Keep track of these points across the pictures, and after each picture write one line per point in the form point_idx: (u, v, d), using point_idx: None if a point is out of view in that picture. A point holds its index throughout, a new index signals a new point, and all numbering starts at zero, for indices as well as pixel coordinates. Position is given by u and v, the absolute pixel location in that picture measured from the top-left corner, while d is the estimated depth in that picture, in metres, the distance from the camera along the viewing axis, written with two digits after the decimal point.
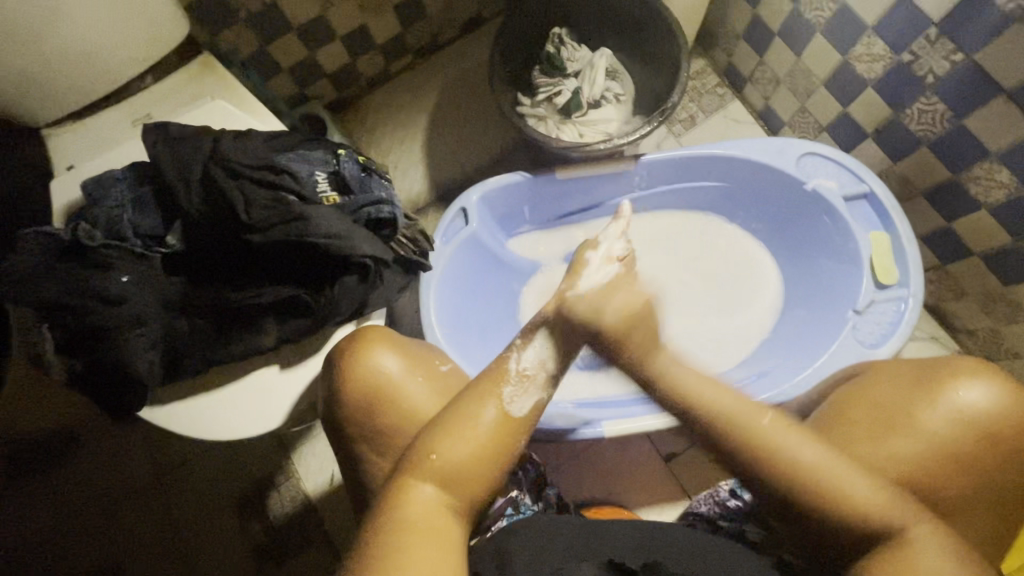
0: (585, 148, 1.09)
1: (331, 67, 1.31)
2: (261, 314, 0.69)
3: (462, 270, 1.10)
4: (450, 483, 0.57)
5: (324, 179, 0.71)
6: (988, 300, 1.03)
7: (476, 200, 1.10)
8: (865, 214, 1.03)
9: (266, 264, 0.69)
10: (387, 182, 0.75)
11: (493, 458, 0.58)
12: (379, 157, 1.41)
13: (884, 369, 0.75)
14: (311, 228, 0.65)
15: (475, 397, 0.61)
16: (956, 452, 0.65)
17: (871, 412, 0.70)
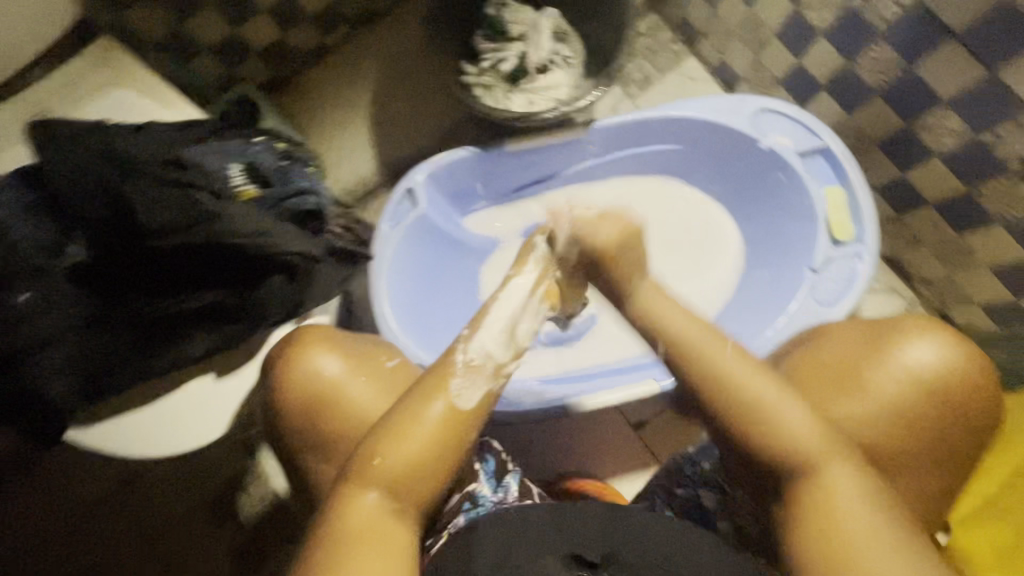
0: (533, 118, 1.06)
1: (260, 44, 1.21)
2: (185, 321, 0.67)
3: (414, 253, 1.05)
4: (397, 486, 0.55)
5: (238, 174, 0.71)
6: (943, 248, 1.03)
7: (423, 179, 1.04)
8: (821, 169, 1.01)
9: (183, 269, 0.66)
10: (309, 173, 0.77)
11: (443, 454, 0.57)
12: (321, 138, 1.32)
13: (835, 330, 0.75)
14: (227, 228, 0.64)
15: (421, 395, 0.59)
16: (906, 413, 0.65)
17: (823, 374, 0.70)
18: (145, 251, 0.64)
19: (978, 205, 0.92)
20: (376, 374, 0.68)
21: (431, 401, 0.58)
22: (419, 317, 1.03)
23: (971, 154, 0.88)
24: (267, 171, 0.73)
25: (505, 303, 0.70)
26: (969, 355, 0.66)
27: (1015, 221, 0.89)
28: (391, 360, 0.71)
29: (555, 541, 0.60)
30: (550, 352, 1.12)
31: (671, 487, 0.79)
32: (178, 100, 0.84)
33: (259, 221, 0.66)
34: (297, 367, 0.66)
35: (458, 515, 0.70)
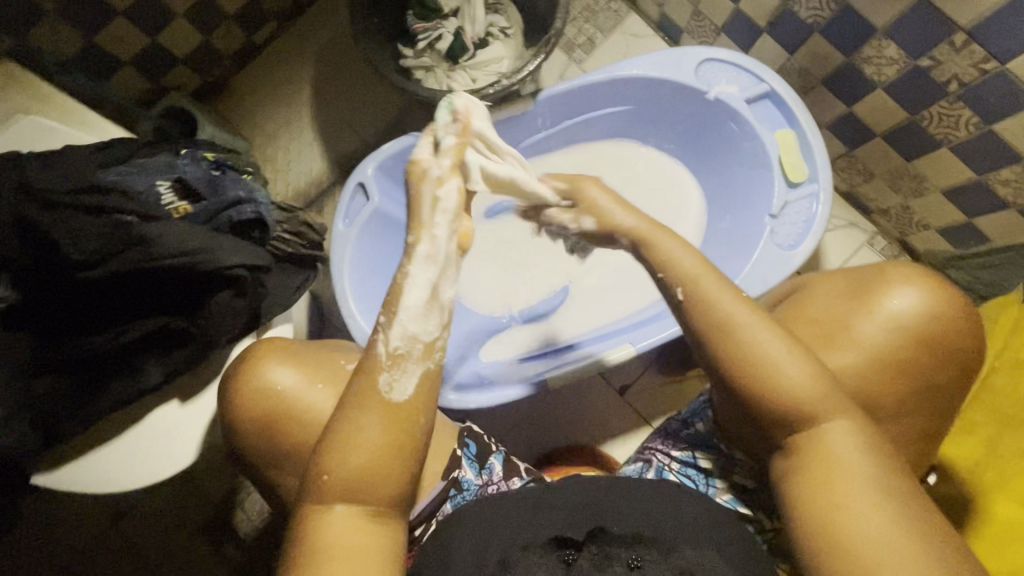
0: (475, 95, 1.01)
1: (184, 51, 1.16)
2: (137, 351, 0.66)
3: (376, 249, 1.03)
4: (355, 497, 0.56)
5: (168, 190, 0.69)
6: (895, 177, 1.05)
7: (372, 172, 1.01)
8: (769, 114, 1.00)
9: (127, 298, 0.65)
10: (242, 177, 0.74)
11: (388, 461, 0.57)
12: (267, 143, 1.29)
13: (818, 283, 0.75)
14: (160, 249, 0.62)
15: (358, 398, 0.57)
16: (894, 359, 0.66)
17: (813, 330, 0.70)
18: (83, 285, 0.63)
19: (923, 131, 0.93)
20: (334, 376, 0.68)
21: (372, 401, 0.57)
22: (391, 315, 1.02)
23: (911, 82, 0.88)
24: (199, 184, 0.70)
25: (416, 281, 0.61)
26: (949, 298, 0.67)
27: (958, 144, 0.90)
28: (350, 363, 0.71)
29: (540, 524, 0.63)
30: (526, 329, 1.12)
31: (667, 449, 0.78)
32: (98, 123, 0.80)
33: (201, 237, 0.64)
34: (251, 386, 0.66)
35: (445, 502, 0.73)
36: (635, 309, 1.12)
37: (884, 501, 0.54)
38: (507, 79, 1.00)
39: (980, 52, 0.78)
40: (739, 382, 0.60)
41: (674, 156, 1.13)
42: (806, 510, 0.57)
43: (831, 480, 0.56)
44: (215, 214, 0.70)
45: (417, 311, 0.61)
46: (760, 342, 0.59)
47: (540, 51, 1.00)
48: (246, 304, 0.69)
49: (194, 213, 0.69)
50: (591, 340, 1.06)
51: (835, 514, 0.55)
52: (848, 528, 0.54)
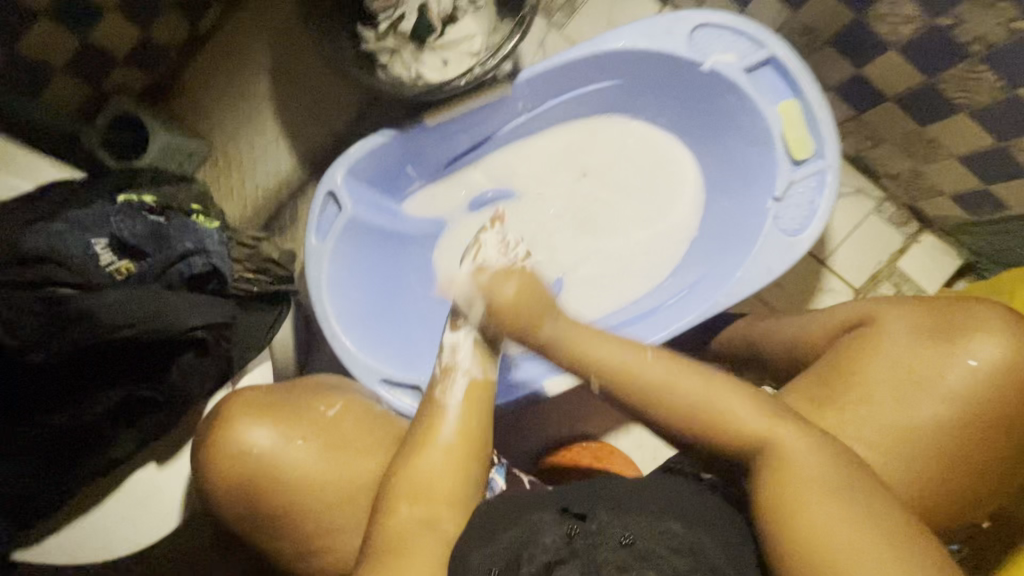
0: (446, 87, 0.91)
1: (123, 49, 1.05)
2: (103, 426, 0.63)
3: (360, 260, 0.97)
4: (423, 496, 0.66)
5: (105, 248, 0.66)
6: (906, 142, 0.97)
7: (343, 178, 0.93)
8: (771, 83, 0.91)
9: (81, 374, 0.61)
10: (189, 222, 0.70)
11: (457, 471, 0.68)
12: (232, 142, 1.21)
13: (889, 318, 0.76)
14: (111, 321, 0.59)
15: (428, 416, 0.72)
16: (976, 407, 0.68)
17: (887, 375, 0.72)
18: (28, 369, 0.58)
19: (940, 95, 0.85)
20: (313, 427, 0.70)
21: (446, 407, 0.72)
22: (380, 329, 0.97)
23: (929, 44, 0.79)
24: (138, 240, 0.67)
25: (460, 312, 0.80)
26: None
27: (979, 109, 0.82)
28: (330, 407, 0.73)
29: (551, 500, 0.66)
30: None
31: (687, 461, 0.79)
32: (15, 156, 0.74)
33: (146, 303, 0.61)
34: (227, 445, 0.66)
35: None
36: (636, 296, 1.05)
37: (847, 498, 0.58)
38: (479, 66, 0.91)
39: (1010, 10, 0.69)
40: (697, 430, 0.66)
41: (667, 130, 1.05)
42: (768, 496, 0.61)
43: (786, 469, 0.61)
44: (165, 270, 0.67)
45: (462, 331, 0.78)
46: (682, 381, 0.67)
47: (513, 31, 0.90)
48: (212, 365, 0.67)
49: (139, 270, 0.67)
50: None
51: (799, 516, 0.58)
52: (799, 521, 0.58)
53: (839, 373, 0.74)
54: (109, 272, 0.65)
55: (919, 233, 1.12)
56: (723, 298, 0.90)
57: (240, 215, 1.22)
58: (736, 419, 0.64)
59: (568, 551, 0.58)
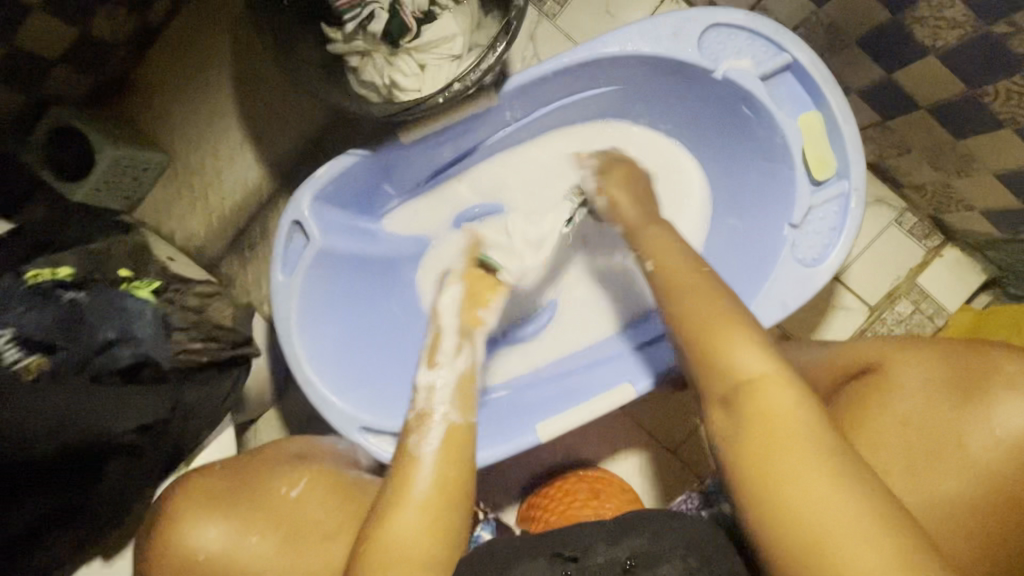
0: (419, 108, 0.78)
1: (58, 51, 0.93)
2: (37, 533, 0.63)
3: (333, 291, 0.89)
4: (395, 565, 0.58)
5: (14, 348, 0.64)
6: (937, 153, 0.88)
7: (309, 206, 0.83)
8: (789, 91, 0.80)
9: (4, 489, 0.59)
10: (119, 297, 0.67)
11: (432, 536, 0.61)
12: (190, 149, 1.09)
13: (901, 362, 0.68)
14: (34, 437, 0.57)
15: (402, 478, 0.65)
16: (1004, 478, 0.61)
17: (898, 434, 0.65)
18: None
19: (982, 108, 0.75)
20: (268, 514, 0.66)
21: (420, 457, 0.67)
22: (358, 367, 0.89)
23: (976, 53, 0.69)
24: (47, 334, 0.65)
25: (445, 335, 0.81)
26: None
27: None
28: (290, 488, 0.69)
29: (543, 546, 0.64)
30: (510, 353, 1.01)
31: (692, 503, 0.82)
32: None
33: (72, 406, 0.59)
34: (176, 541, 0.64)
35: None
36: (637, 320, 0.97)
37: (847, 484, 0.49)
38: (458, 82, 0.77)
39: None
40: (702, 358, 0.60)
41: (673, 138, 0.94)
42: (742, 457, 0.54)
43: (782, 436, 0.52)
44: (87, 362, 0.65)
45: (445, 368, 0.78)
46: (702, 307, 0.63)
47: (498, 41, 0.76)
48: (154, 451, 0.66)
49: (52, 364, 0.64)
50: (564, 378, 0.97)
51: (778, 493, 0.51)
52: (784, 502, 0.50)
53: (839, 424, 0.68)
54: (17, 371, 0.63)
55: (941, 246, 1.03)
56: None
57: (206, 229, 1.11)
58: (772, 398, 0.54)
59: None
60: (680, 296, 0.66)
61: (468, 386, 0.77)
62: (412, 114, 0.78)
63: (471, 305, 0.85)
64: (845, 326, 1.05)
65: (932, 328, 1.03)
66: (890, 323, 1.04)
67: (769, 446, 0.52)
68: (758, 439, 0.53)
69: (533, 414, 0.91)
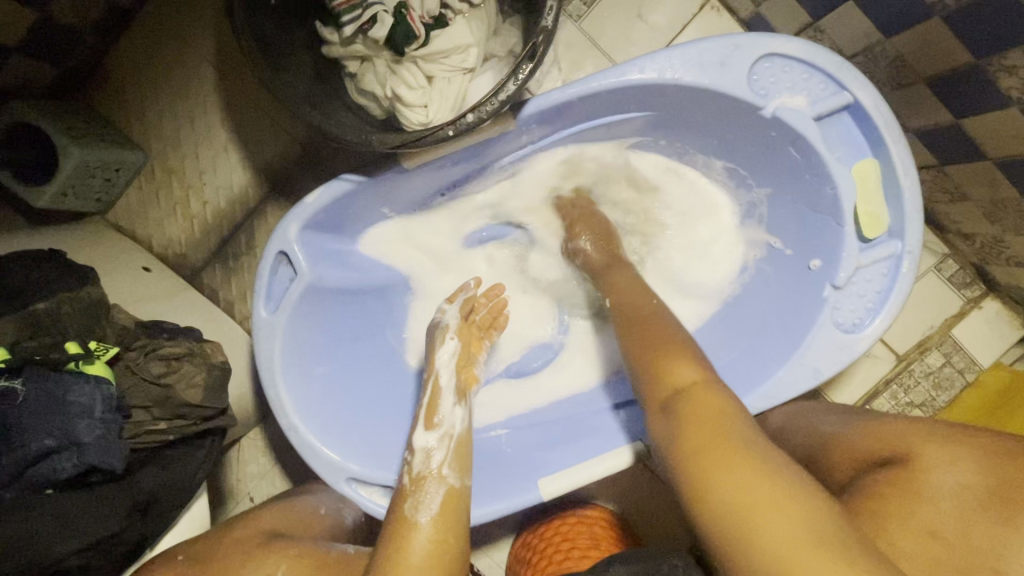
0: (425, 140, 0.68)
1: (16, 37, 0.82)
2: None
3: (324, 324, 0.80)
4: None
5: None
6: (996, 208, 0.80)
7: (297, 235, 0.74)
8: (844, 135, 0.72)
9: None
10: (69, 392, 0.60)
11: None
12: (170, 149, 0.99)
13: (932, 459, 0.59)
14: None
15: (398, 540, 0.60)
16: None
17: (921, 544, 0.56)
18: None
19: None
20: None
21: (418, 525, 0.61)
22: (349, 408, 0.82)
23: None
24: None
25: (446, 388, 0.74)
26: None
27: None
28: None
29: None
30: (511, 385, 0.94)
31: None
32: None
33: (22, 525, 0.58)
34: None
35: None
36: None
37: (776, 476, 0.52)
38: (472, 113, 0.67)
39: None
40: (654, 363, 0.65)
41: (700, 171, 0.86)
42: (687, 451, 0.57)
43: (725, 430, 0.56)
44: (27, 469, 0.60)
45: (441, 424, 0.71)
46: (675, 331, 0.69)
47: (519, 65, 0.66)
48: (106, 563, 0.62)
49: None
50: (570, 420, 0.90)
51: (713, 480, 0.53)
52: (720, 484, 0.52)
53: (859, 517, 0.58)
54: None
55: (981, 297, 0.96)
56: (759, 400, 0.75)
57: (187, 236, 1.02)
58: (717, 399, 0.59)
59: None
60: (652, 315, 0.73)
61: (465, 449, 0.70)
62: (418, 146, 0.69)
63: (468, 363, 0.78)
64: (869, 376, 0.97)
65: (962, 383, 0.96)
66: (918, 375, 0.97)
67: (716, 441, 0.55)
68: (696, 435, 0.57)
69: (532, 465, 0.84)
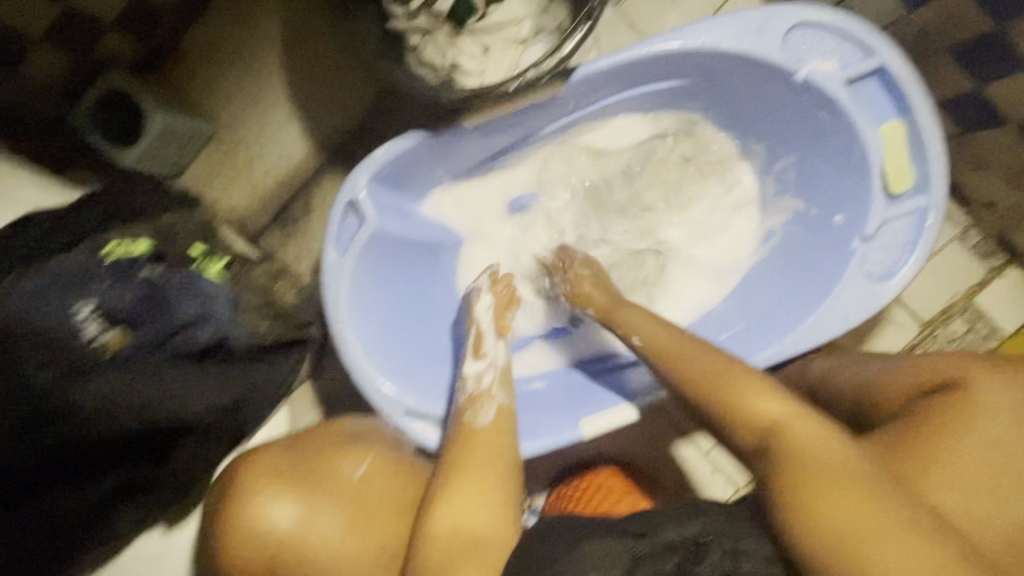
0: (489, 93, 0.79)
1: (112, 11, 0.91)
2: (112, 502, 0.71)
3: (384, 272, 0.87)
4: (460, 525, 0.62)
5: (93, 315, 0.64)
6: (1019, 173, 0.84)
7: (366, 186, 0.81)
8: (873, 99, 0.77)
9: (92, 458, 0.66)
10: (196, 284, 0.72)
11: (490, 488, 0.65)
12: (236, 121, 1.07)
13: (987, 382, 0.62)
14: (124, 408, 0.64)
15: (469, 443, 0.69)
16: None
17: (985, 457, 0.58)
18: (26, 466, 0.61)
19: None
20: (341, 491, 0.69)
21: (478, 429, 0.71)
22: (404, 352, 0.88)
23: None
24: (128, 309, 0.67)
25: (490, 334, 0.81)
26: None
27: None
28: (357, 467, 0.71)
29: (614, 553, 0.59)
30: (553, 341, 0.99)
31: None
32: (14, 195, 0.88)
33: (171, 387, 0.68)
34: (250, 511, 0.67)
35: None
36: (687, 321, 0.94)
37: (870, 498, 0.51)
38: (531, 70, 0.77)
39: None
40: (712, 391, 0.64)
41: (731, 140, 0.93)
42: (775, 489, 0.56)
43: (810, 462, 0.55)
44: (167, 340, 0.70)
45: (488, 354, 0.79)
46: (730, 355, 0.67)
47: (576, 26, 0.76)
48: (222, 436, 0.76)
49: (135, 342, 0.67)
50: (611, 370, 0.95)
51: (813, 511, 0.52)
52: (819, 519, 0.51)
53: (912, 448, 0.60)
54: (99, 346, 0.64)
55: (1003, 266, 1.00)
56: (790, 345, 0.80)
57: (247, 203, 1.10)
58: (798, 434, 0.57)
59: None
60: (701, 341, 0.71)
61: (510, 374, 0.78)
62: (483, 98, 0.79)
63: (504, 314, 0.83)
64: (893, 343, 1.01)
65: (984, 349, 1.00)
66: (941, 342, 1.00)
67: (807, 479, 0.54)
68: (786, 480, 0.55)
69: (574, 408, 0.88)
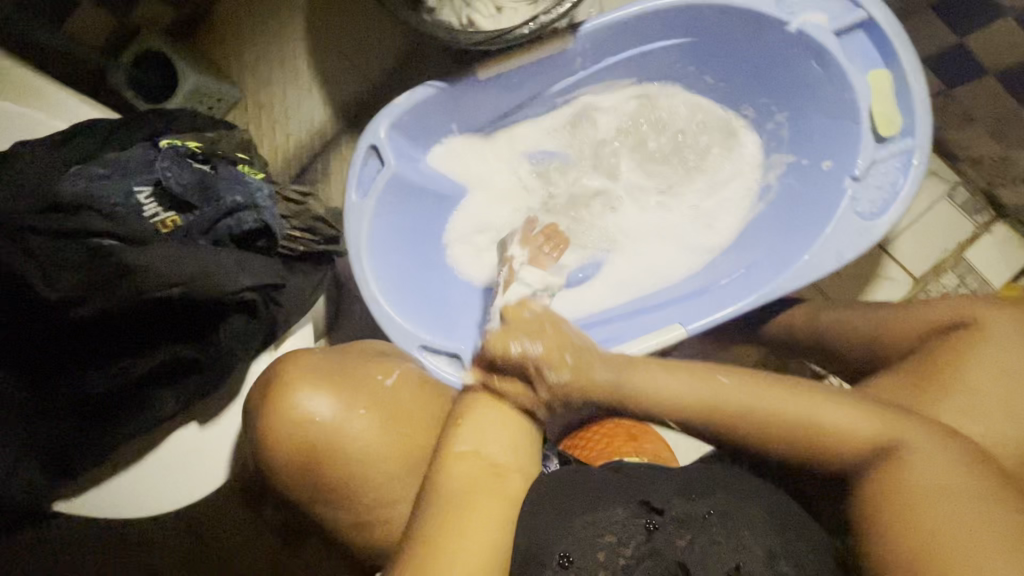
0: (506, 37, 0.83)
1: None
2: (152, 388, 0.71)
3: (399, 218, 0.92)
4: (487, 449, 0.65)
5: (151, 198, 0.72)
6: (1001, 123, 0.90)
7: (387, 132, 0.86)
8: (861, 49, 0.83)
9: (146, 328, 0.70)
10: (238, 175, 0.75)
11: (520, 418, 0.67)
12: (260, 85, 1.13)
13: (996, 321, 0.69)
14: (153, 277, 0.65)
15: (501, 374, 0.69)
16: None
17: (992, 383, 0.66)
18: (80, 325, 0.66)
19: None
20: (375, 399, 0.73)
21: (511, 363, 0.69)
22: (417, 295, 0.92)
23: None
24: (185, 191, 0.73)
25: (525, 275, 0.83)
26: None
27: None
28: (387, 377, 0.76)
29: (633, 490, 0.65)
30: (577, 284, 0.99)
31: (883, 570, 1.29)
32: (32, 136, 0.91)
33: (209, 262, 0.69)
34: (285, 413, 0.70)
35: None
36: (689, 272, 0.98)
37: (922, 484, 0.55)
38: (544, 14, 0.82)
39: None
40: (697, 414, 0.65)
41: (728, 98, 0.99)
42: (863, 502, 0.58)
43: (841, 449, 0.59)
44: (213, 224, 0.73)
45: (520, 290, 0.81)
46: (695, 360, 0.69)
47: None
48: (258, 325, 0.74)
49: (186, 223, 0.73)
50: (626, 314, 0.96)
51: (903, 519, 0.55)
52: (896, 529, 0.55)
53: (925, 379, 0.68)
54: (155, 224, 0.71)
55: (991, 223, 1.04)
56: (788, 281, 0.83)
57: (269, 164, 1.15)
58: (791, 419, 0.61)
59: (648, 548, 0.60)
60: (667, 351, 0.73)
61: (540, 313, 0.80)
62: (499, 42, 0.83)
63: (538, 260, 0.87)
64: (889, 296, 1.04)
65: None
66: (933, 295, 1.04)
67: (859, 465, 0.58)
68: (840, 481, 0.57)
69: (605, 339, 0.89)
